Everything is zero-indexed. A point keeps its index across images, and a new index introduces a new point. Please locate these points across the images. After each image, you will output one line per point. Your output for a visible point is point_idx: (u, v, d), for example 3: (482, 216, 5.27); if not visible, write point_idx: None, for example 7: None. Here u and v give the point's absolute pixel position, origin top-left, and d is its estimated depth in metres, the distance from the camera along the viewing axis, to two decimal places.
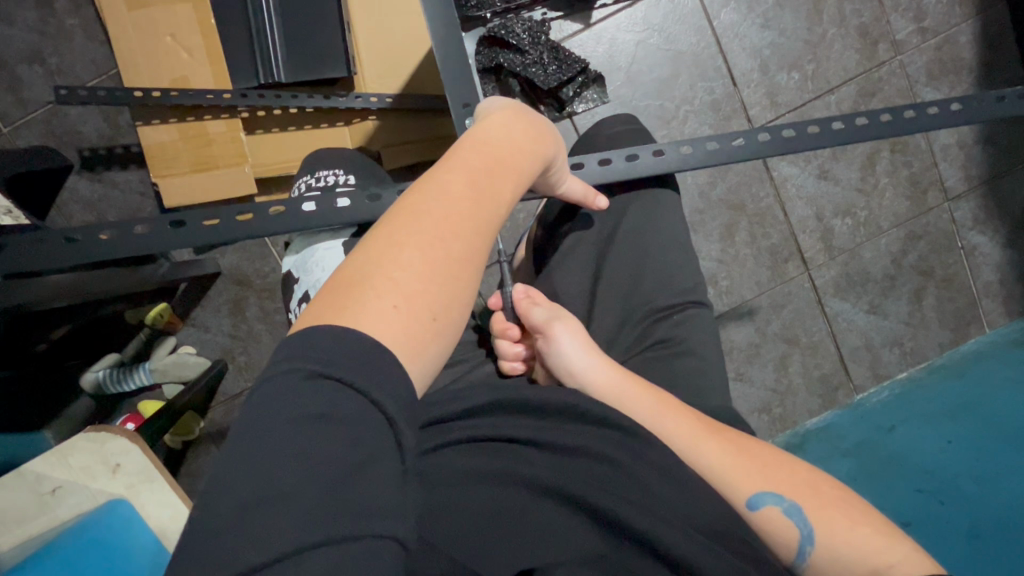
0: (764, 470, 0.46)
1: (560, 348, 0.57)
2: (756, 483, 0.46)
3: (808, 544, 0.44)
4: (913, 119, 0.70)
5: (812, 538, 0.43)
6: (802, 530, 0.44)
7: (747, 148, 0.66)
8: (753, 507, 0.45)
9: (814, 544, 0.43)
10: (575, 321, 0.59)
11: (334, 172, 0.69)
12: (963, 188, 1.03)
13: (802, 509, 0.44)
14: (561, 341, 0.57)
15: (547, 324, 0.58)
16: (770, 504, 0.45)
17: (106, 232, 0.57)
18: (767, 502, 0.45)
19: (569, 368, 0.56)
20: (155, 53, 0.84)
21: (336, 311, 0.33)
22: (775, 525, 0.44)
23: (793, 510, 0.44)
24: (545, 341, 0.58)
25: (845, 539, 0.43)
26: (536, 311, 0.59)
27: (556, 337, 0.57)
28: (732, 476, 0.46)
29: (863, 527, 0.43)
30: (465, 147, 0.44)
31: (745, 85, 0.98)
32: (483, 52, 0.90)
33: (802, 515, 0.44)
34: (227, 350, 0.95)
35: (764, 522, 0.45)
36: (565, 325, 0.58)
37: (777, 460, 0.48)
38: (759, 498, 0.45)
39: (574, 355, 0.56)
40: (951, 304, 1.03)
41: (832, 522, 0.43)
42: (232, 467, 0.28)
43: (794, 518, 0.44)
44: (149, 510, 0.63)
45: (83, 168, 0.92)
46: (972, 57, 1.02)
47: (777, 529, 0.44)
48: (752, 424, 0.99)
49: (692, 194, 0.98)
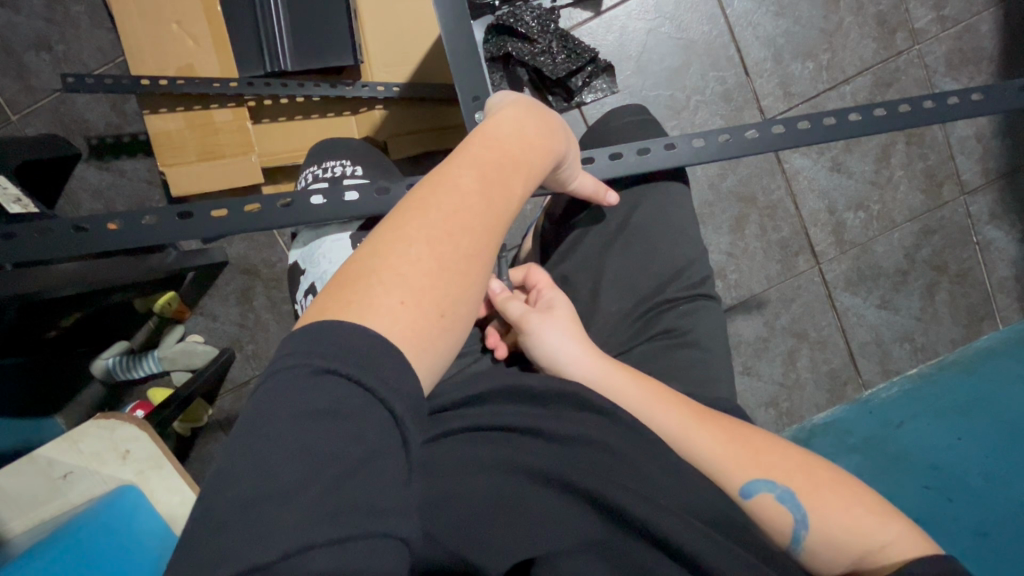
0: (756, 457, 0.46)
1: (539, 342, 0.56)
2: (747, 472, 0.46)
3: (802, 529, 0.44)
4: (932, 109, 0.68)
5: (805, 524, 0.44)
6: (796, 516, 0.44)
7: (760, 140, 0.65)
8: (745, 495, 0.45)
9: (808, 529, 0.44)
10: (555, 313, 0.58)
11: (342, 163, 0.68)
12: (980, 181, 1.01)
13: (796, 495, 0.44)
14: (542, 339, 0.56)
15: (522, 320, 0.57)
16: (763, 491, 0.45)
17: (115, 221, 0.56)
18: (760, 489, 0.45)
19: (555, 361, 0.55)
20: (161, 40, 0.84)
21: (343, 304, 0.33)
22: (769, 513, 0.44)
23: (785, 497, 0.45)
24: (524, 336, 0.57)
25: (838, 520, 0.43)
26: (512, 307, 0.58)
27: (534, 333, 0.57)
28: (726, 465, 0.46)
29: (854, 508, 0.43)
30: (475, 143, 0.43)
31: (757, 75, 0.97)
32: (491, 41, 0.88)
33: (795, 500, 0.44)
34: (235, 339, 0.95)
35: (756, 510, 0.45)
36: (543, 321, 0.57)
37: (768, 444, 0.48)
38: (751, 486, 0.45)
39: (561, 351, 0.55)
40: (964, 299, 1.01)
41: (824, 506, 0.44)
42: (234, 462, 0.28)
43: (787, 504, 0.44)
44: (159, 495, 0.64)
45: (91, 156, 0.92)
46: (993, 47, 1.00)
47: (771, 517, 0.44)
48: (759, 418, 0.99)
49: (702, 187, 0.96)
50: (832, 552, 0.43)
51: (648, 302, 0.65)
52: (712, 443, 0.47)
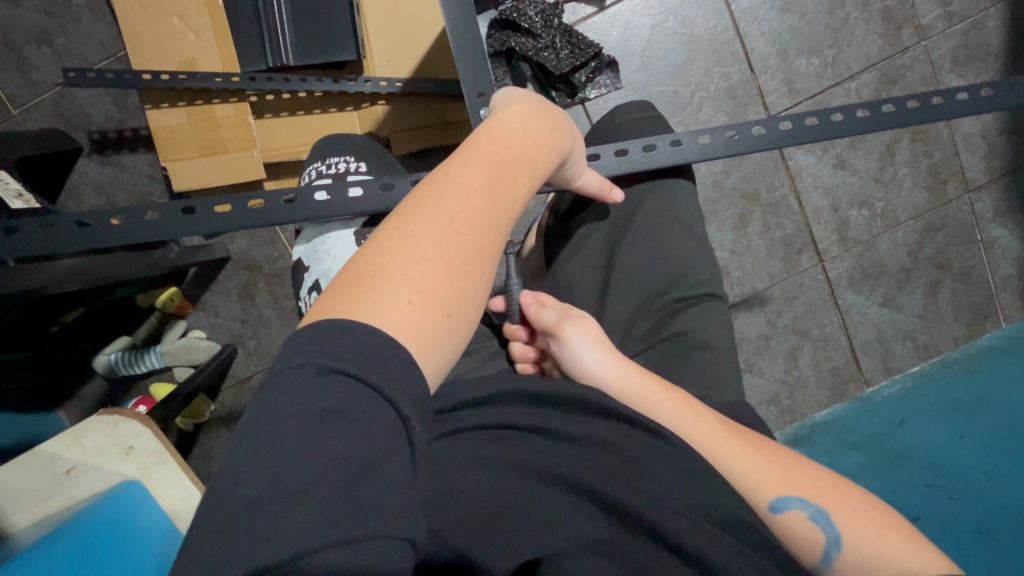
0: (788, 475, 0.46)
1: (572, 350, 0.56)
2: (778, 488, 0.46)
3: (835, 549, 0.43)
4: (940, 106, 0.68)
5: (839, 544, 0.43)
6: (828, 535, 0.44)
7: (766, 137, 0.65)
8: (776, 510, 0.45)
9: (841, 549, 0.43)
10: (587, 319, 0.58)
11: (345, 159, 0.68)
12: (985, 179, 1.01)
13: (830, 515, 0.44)
14: (574, 344, 0.56)
15: (556, 326, 0.58)
16: (795, 508, 0.45)
17: (116, 217, 0.56)
18: (791, 506, 0.45)
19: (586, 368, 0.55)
20: (162, 34, 0.83)
21: (349, 303, 0.33)
22: (801, 531, 0.44)
23: (819, 516, 0.44)
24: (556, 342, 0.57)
25: (873, 542, 0.43)
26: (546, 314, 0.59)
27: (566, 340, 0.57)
28: (753, 480, 0.46)
29: (891, 532, 0.43)
30: (482, 140, 0.43)
31: (762, 71, 0.96)
32: (495, 35, 0.88)
33: (828, 520, 0.44)
34: (237, 335, 0.95)
35: (788, 527, 0.44)
36: (576, 327, 0.57)
37: (799, 465, 0.48)
38: (783, 502, 0.45)
39: (589, 357, 0.55)
40: (967, 297, 1.01)
41: (859, 527, 0.43)
42: (240, 462, 0.28)
43: (820, 522, 0.44)
44: (161, 491, 0.65)
45: (93, 151, 0.92)
46: (999, 43, 0.99)
47: (802, 534, 0.44)
48: (760, 415, 0.99)
49: (705, 183, 0.96)
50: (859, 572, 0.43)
51: (653, 302, 0.65)
52: (722, 448, 0.48)
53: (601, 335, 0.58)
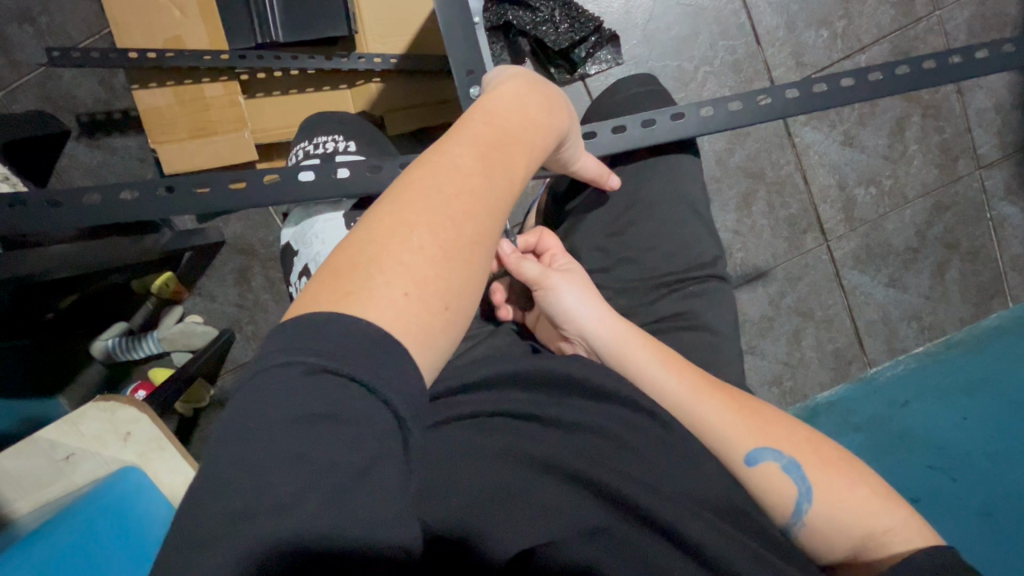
0: (766, 431, 0.47)
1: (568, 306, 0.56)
2: (755, 441, 0.47)
3: (805, 502, 0.45)
4: (957, 66, 0.65)
5: (809, 497, 0.45)
6: (800, 488, 0.45)
7: (770, 109, 0.62)
8: (752, 462, 0.46)
9: (811, 502, 0.45)
10: (580, 279, 0.57)
11: (333, 139, 0.67)
12: (997, 155, 0.98)
13: (802, 468, 0.46)
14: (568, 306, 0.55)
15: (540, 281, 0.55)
16: (769, 460, 0.46)
17: (97, 197, 0.54)
18: (767, 458, 0.46)
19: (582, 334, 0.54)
20: (146, 11, 0.80)
21: (341, 296, 0.32)
22: (777, 484, 0.45)
23: (792, 468, 0.46)
24: (542, 294, 0.56)
25: (844, 501, 0.44)
26: (527, 269, 0.55)
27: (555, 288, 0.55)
28: (729, 433, 0.47)
29: (860, 488, 0.45)
30: (474, 120, 0.41)
31: (769, 44, 0.93)
32: (491, 9, 0.84)
33: (800, 473, 0.45)
34: (235, 320, 0.95)
35: (763, 479, 0.46)
36: (569, 279, 0.57)
37: (778, 422, 0.48)
38: (758, 454, 0.46)
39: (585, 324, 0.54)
40: (975, 278, 0.99)
41: (834, 486, 0.45)
42: (220, 469, 0.27)
43: (793, 475, 0.45)
44: (161, 476, 0.65)
45: (82, 134, 0.90)
46: (1016, 13, 0.96)
47: (776, 487, 0.45)
48: (763, 396, 0.98)
49: (709, 160, 0.94)
50: (841, 540, 0.44)
51: (653, 285, 0.64)
52: (726, 427, 0.47)
53: (591, 288, 0.58)
